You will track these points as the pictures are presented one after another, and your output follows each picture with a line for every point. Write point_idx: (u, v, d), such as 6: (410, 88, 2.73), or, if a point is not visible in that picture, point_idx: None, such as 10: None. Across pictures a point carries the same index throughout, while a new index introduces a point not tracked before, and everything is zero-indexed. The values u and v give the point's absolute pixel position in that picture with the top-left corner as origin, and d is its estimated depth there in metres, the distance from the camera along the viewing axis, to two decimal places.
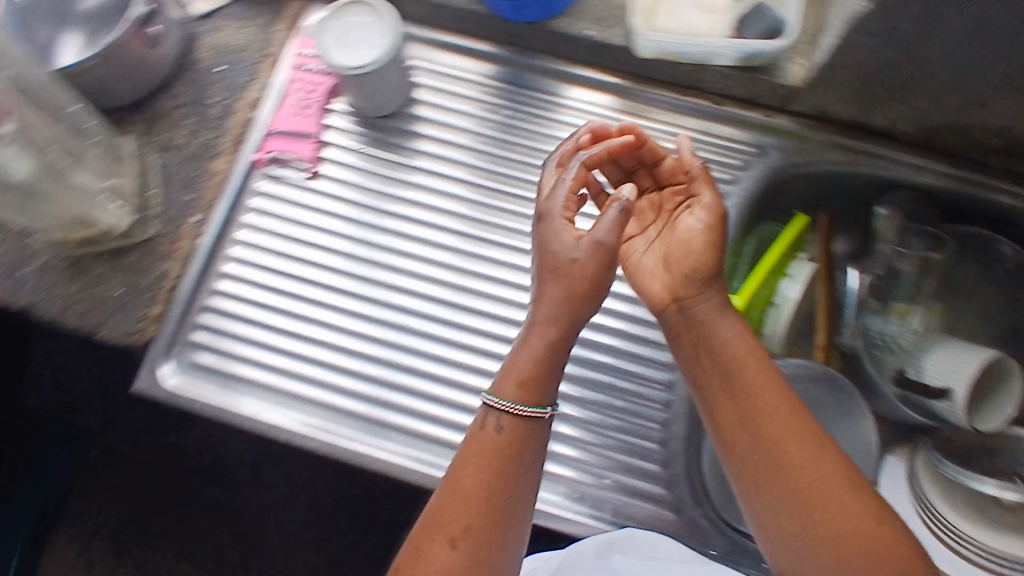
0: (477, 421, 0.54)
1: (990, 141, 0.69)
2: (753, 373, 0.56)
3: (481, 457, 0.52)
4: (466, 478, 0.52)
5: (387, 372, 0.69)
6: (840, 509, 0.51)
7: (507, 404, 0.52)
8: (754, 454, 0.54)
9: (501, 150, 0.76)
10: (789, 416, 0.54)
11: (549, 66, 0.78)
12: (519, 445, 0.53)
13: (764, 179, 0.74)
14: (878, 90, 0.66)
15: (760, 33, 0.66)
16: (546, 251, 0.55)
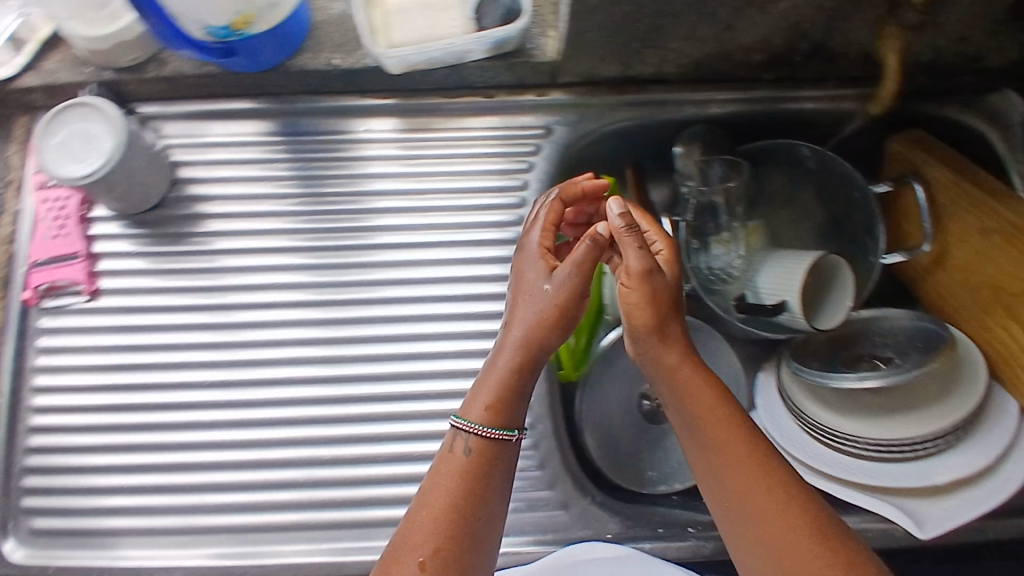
0: (449, 443, 0.56)
1: (753, 59, 0.68)
2: (721, 428, 0.55)
3: (451, 479, 0.54)
4: (436, 501, 0.53)
5: (234, 474, 0.65)
6: (800, 556, 0.50)
7: (477, 425, 0.55)
8: (727, 499, 0.54)
9: (291, 207, 0.72)
10: (759, 469, 0.54)
11: (316, 105, 0.74)
12: (484, 464, 0.55)
13: (557, 158, 0.74)
14: (627, 44, 0.65)
15: (498, 21, 0.64)
16: (533, 278, 0.62)
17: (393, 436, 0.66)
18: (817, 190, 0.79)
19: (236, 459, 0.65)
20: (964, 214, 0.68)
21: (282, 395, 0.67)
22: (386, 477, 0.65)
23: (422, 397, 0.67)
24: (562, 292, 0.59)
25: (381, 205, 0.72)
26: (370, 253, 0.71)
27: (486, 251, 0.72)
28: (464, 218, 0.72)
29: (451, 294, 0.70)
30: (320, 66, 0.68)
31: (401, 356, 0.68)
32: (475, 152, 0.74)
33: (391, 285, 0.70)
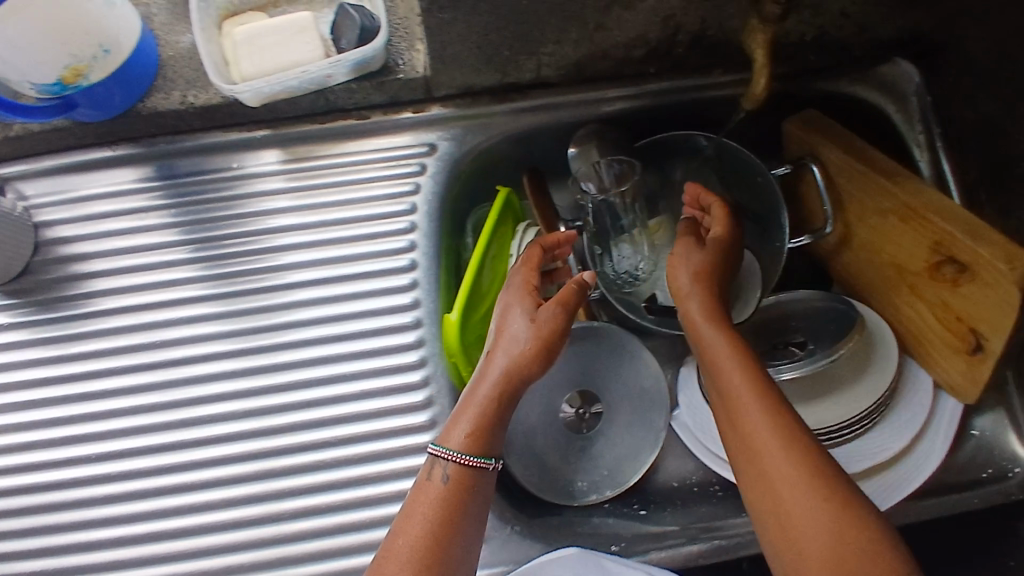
0: (424, 471, 0.56)
1: (633, 55, 0.66)
2: (736, 409, 0.54)
3: (427, 507, 0.54)
4: (412, 529, 0.53)
5: (133, 549, 0.61)
6: (809, 528, 0.48)
7: (455, 451, 0.56)
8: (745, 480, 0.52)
9: (172, 255, 0.68)
10: (770, 443, 0.52)
11: (187, 147, 0.70)
12: (462, 491, 0.55)
13: (446, 176, 0.70)
14: (497, 52, 0.62)
15: (355, 43, 0.60)
16: (509, 313, 0.63)
17: (304, 488, 0.62)
18: (721, 177, 0.76)
19: (130, 534, 0.61)
20: (860, 195, 0.66)
21: (177, 459, 0.63)
22: (294, 535, 0.61)
23: (321, 446, 0.63)
24: (542, 327, 0.62)
25: (266, 244, 0.69)
26: (260, 296, 0.67)
27: (377, 283, 0.68)
28: (352, 249, 0.68)
29: (345, 331, 0.66)
30: (173, 104, 0.64)
31: (293, 406, 0.64)
32: (358, 178, 0.70)
33: (280, 329, 0.66)
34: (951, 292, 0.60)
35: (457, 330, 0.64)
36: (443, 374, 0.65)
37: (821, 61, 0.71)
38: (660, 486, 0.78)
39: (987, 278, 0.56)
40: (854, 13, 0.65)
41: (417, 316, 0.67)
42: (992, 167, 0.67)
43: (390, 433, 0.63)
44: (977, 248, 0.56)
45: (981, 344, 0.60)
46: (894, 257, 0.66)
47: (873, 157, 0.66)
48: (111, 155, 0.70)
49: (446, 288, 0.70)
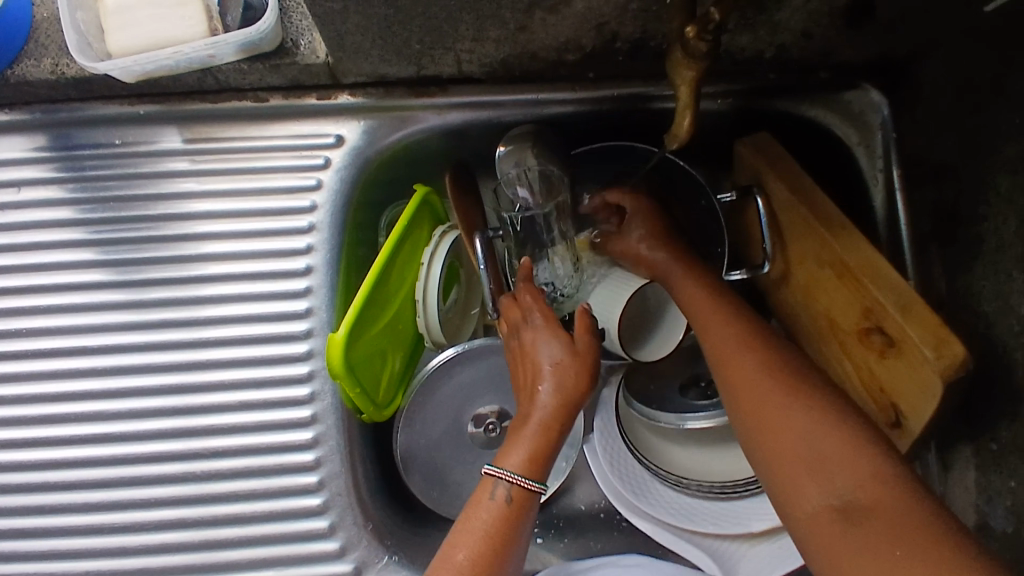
0: (485, 484, 0.53)
1: (565, 59, 0.58)
2: (727, 347, 0.54)
3: (497, 528, 0.51)
4: (473, 544, 0.50)
5: (6, 543, 0.61)
6: (801, 434, 0.48)
7: (516, 475, 0.53)
8: (739, 409, 0.52)
9: (60, 234, 0.63)
10: (762, 371, 0.51)
11: (73, 114, 0.64)
12: (527, 514, 0.53)
13: (354, 173, 0.64)
14: (406, 47, 0.54)
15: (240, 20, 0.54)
16: (540, 337, 0.58)
17: (180, 497, 0.61)
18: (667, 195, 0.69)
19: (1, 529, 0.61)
20: (801, 239, 0.61)
21: (54, 455, 0.61)
22: (164, 545, 0.60)
23: (198, 455, 0.61)
24: (581, 361, 0.57)
25: (171, 230, 0.63)
26: (143, 290, 0.63)
27: (266, 285, 0.63)
28: (245, 247, 0.63)
29: (232, 337, 0.62)
30: (45, 74, 0.57)
31: (192, 410, 0.62)
32: (256, 166, 0.64)
33: (161, 328, 0.62)
34: (875, 360, 0.56)
35: (342, 350, 0.58)
36: (333, 391, 0.63)
37: (779, 81, 0.63)
38: (566, 507, 0.72)
39: (913, 358, 0.52)
40: (818, 36, 0.57)
41: (310, 325, 0.63)
42: (947, 220, 0.61)
43: (269, 448, 0.62)
44: (909, 326, 0.52)
45: (901, 420, 0.56)
46: (824, 311, 0.60)
47: (815, 200, 0.59)
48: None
49: (345, 294, 0.65)
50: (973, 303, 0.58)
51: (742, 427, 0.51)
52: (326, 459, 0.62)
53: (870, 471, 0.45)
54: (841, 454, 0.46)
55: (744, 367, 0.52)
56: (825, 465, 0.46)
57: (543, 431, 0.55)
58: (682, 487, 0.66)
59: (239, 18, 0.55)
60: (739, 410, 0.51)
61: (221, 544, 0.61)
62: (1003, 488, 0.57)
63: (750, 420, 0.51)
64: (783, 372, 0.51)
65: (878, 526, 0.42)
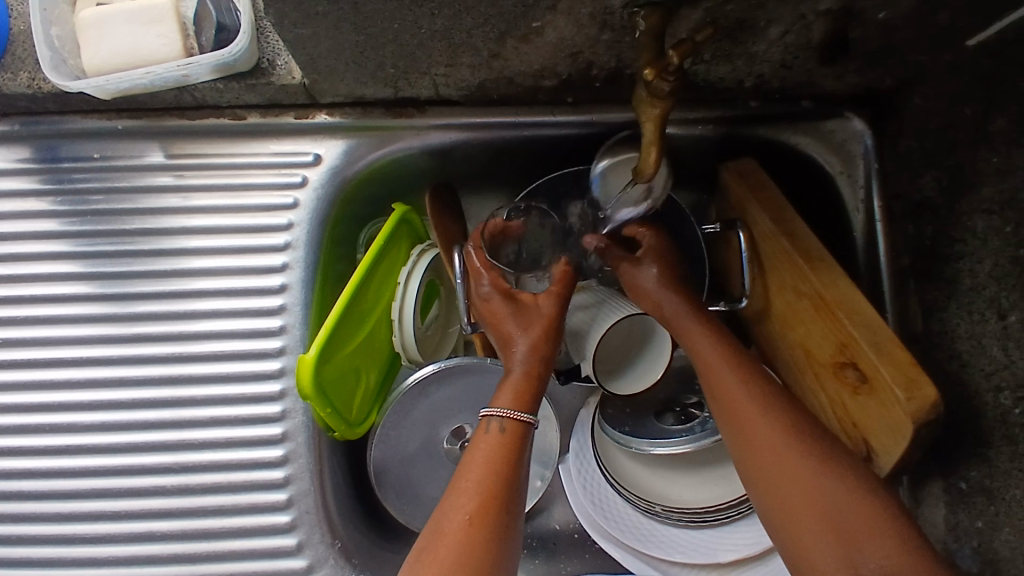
0: (483, 423, 0.53)
1: (542, 84, 0.58)
2: (742, 401, 0.53)
3: (493, 453, 0.51)
4: (480, 475, 0.49)
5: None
6: (826, 501, 0.47)
7: (506, 409, 0.53)
8: (756, 468, 0.50)
9: (39, 246, 0.64)
10: (778, 432, 0.50)
11: (56, 126, 0.64)
12: (523, 438, 0.52)
13: (332, 191, 0.64)
14: (381, 70, 0.55)
15: (214, 42, 0.55)
16: (495, 307, 0.59)
17: (152, 511, 0.61)
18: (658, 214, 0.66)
19: None
20: (779, 268, 0.60)
21: (26, 465, 0.62)
22: (135, 557, 0.61)
23: (168, 469, 0.61)
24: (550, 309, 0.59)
25: (153, 245, 0.64)
26: (120, 304, 0.63)
27: (241, 301, 0.63)
28: (221, 263, 0.63)
29: (206, 352, 0.63)
30: (22, 88, 0.58)
31: (166, 424, 0.62)
32: (234, 183, 0.64)
33: (137, 343, 0.63)
34: (849, 397, 0.55)
35: (313, 370, 0.58)
36: (305, 408, 0.63)
37: (761, 110, 0.63)
38: (539, 527, 0.72)
39: (885, 398, 0.52)
40: (797, 68, 0.56)
41: (283, 342, 0.63)
42: (923, 257, 0.61)
43: (239, 465, 0.61)
44: (883, 365, 0.51)
45: (869, 456, 0.55)
46: (799, 342, 0.60)
47: (795, 231, 0.59)
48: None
49: (320, 311, 0.65)
50: (948, 342, 0.58)
51: (760, 487, 0.50)
52: (296, 477, 0.62)
53: (895, 544, 0.44)
54: (866, 523, 0.46)
55: (758, 423, 0.51)
56: (852, 534, 0.45)
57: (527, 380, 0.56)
58: (649, 512, 0.66)
59: (213, 40, 0.55)
60: (759, 470, 0.50)
61: (190, 558, 0.61)
62: (971, 529, 0.57)
63: (771, 484, 0.49)
64: (803, 437, 0.50)
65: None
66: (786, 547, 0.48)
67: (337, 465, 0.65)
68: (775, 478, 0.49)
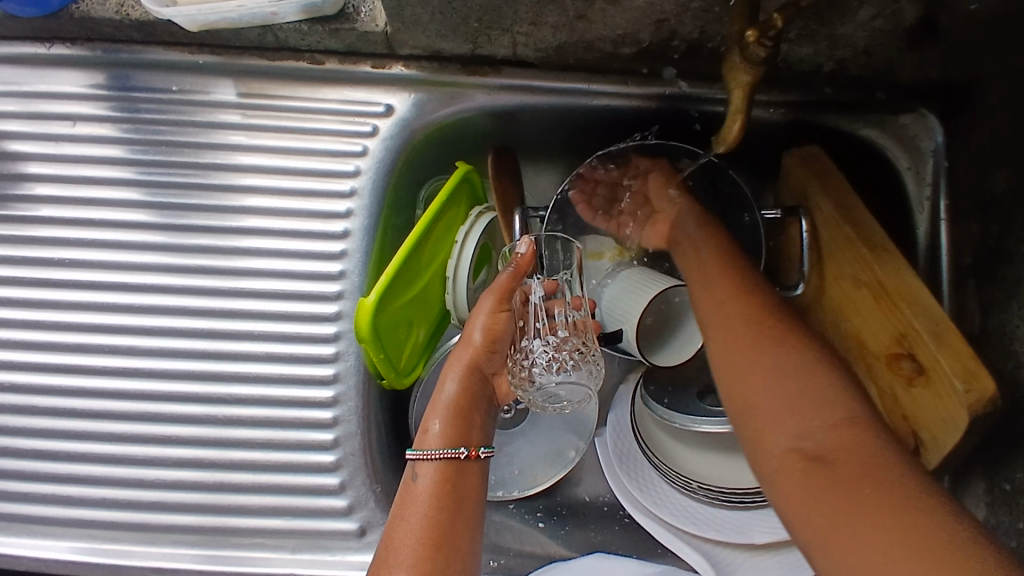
0: (407, 475, 0.52)
1: (621, 52, 0.58)
2: (724, 301, 0.56)
3: (406, 511, 0.49)
4: (410, 530, 0.48)
5: (30, 461, 0.64)
6: (774, 381, 0.49)
7: (429, 451, 0.52)
8: (723, 354, 0.53)
9: (109, 172, 0.65)
10: (751, 325, 0.53)
11: (133, 56, 0.65)
12: (441, 487, 0.51)
13: (400, 142, 0.65)
14: (465, 24, 0.56)
15: None
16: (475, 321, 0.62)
17: (200, 438, 0.63)
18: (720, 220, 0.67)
19: (31, 447, 0.64)
20: (840, 258, 0.59)
21: (81, 384, 0.64)
22: (181, 482, 0.63)
23: (219, 400, 0.63)
24: (485, 314, 0.59)
25: (220, 180, 0.65)
26: (183, 236, 0.64)
27: (302, 243, 0.64)
28: (284, 204, 0.64)
29: (262, 290, 0.64)
30: (109, 13, 0.61)
31: (220, 355, 0.63)
32: (304, 127, 0.65)
33: (196, 274, 0.64)
34: (900, 388, 0.54)
35: (372, 315, 0.58)
36: (357, 353, 0.64)
37: (835, 97, 0.63)
38: (570, 496, 0.71)
39: (940, 389, 0.52)
40: (880, 54, 0.56)
41: (341, 288, 0.64)
42: (986, 257, 0.61)
43: (288, 402, 0.63)
44: (943, 356, 0.52)
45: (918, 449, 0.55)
46: (849, 333, 0.59)
47: (860, 218, 0.59)
48: (53, 55, 0.66)
49: (378, 262, 0.66)
50: (1005, 343, 0.58)
51: (722, 371, 0.53)
52: (344, 419, 0.63)
53: (839, 421, 0.46)
54: (809, 398, 0.48)
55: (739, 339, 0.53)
56: (792, 411, 0.48)
57: (440, 404, 0.56)
58: (686, 490, 0.66)
59: None
60: (726, 353, 0.53)
61: (234, 488, 0.62)
62: (1010, 529, 0.57)
63: (734, 366, 0.52)
64: (775, 329, 0.53)
65: (849, 472, 0.43)
66: (740, 423, 0.50)
67: (383, 414, 0.66)
68: (736, 363, 0.52)
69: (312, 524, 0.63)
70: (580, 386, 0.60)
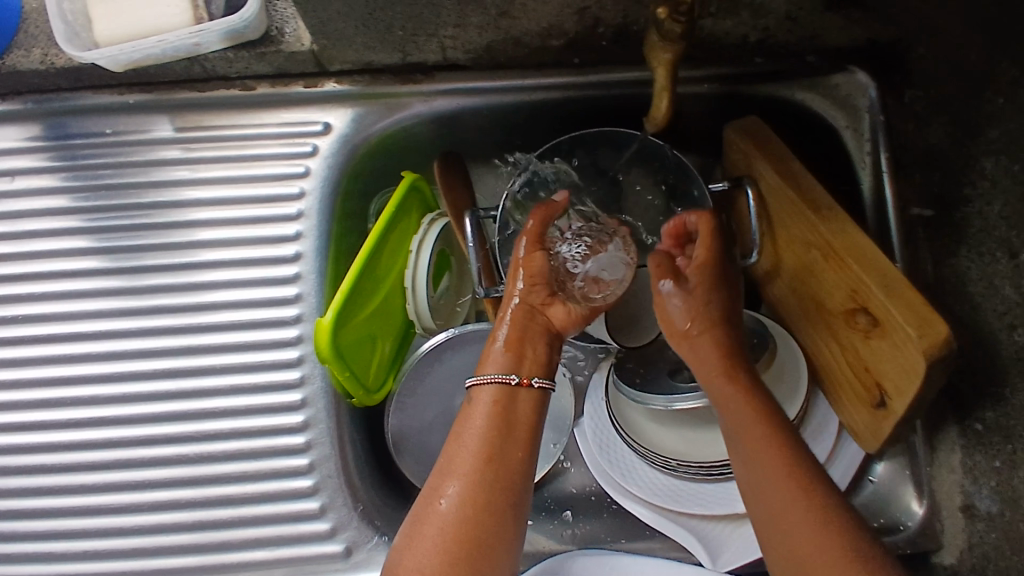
0: (468, 398, 0.55)
1: (549, 44, 0.59)
2: (760, 452, 0.51)
3: (466, 429, 0.52)
4: (467, 446, 0.51)
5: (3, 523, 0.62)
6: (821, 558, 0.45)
7: (493, 375, 0.54)
8: (763, 513, 0.50)
9: (54, 222, 0.64)
10: (794, 488, 0.49)
11: (67, 104, 0.65)
12: (499, 409, 0.52)
13: (343, 159, 0.65)
14: (391, 32, 0.56)
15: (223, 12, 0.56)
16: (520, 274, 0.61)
17: (175, 479, 0.62)
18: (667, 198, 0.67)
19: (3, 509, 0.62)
20: (787, 222, 0.61)
21: (49, 439, 0.62)
22: (159, 525, 0.61)
23: (191, 438, 0.62)
24: (519, 258, 0.59)
25: (167, 218, 0.64)
26: (134, 278, 0.64)
27: (256, 271, 0.64)
28: (233, 234, 0.64)
29: (221, 322, 0.63)
30: (35, 64, 0.60)
31: (186, 393, 0.62)
32: (244, 154, 0.64)
33: (153, 314, 0.63)
34: (861, 341, 0.56)
35: (331, 335, 0.58)
36: (323, 374, 0.63)
37: (766, 66, 0.64)
38: (557, 491, 0.71)
39: (897, 337, 0.52)
40: (802, 19, 0.58)
41: (299, 310, 0.64)
42: (933, 205, 0.62)
43: (260, 431, 0.62)
44: (894, 308, 0.52)
45: (885, 400, 0.56)
46: (811, 294, 0.61)
47: (802, 182, 0.59)
48: None
49: (335, 280, 0.65)
50: (960, 286, 0.59)
51: (767, 536, 0.49)
52: (317, 442, 0.62)
53: None
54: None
55: (767, 467, 0.50)
56: None
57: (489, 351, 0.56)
58: (667, 469, 0.66)
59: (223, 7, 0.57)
60: (766, 512, 0.49)
61: (214, 524, 0.61)
62: (988, 469, 0.58)
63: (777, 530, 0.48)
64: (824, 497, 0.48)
65: None
66: None
67: (357, 432, 0.65)
68: (778, 528, 0.48)
69: (297, 552, 0.61)
70: (615, 251, 0.62)
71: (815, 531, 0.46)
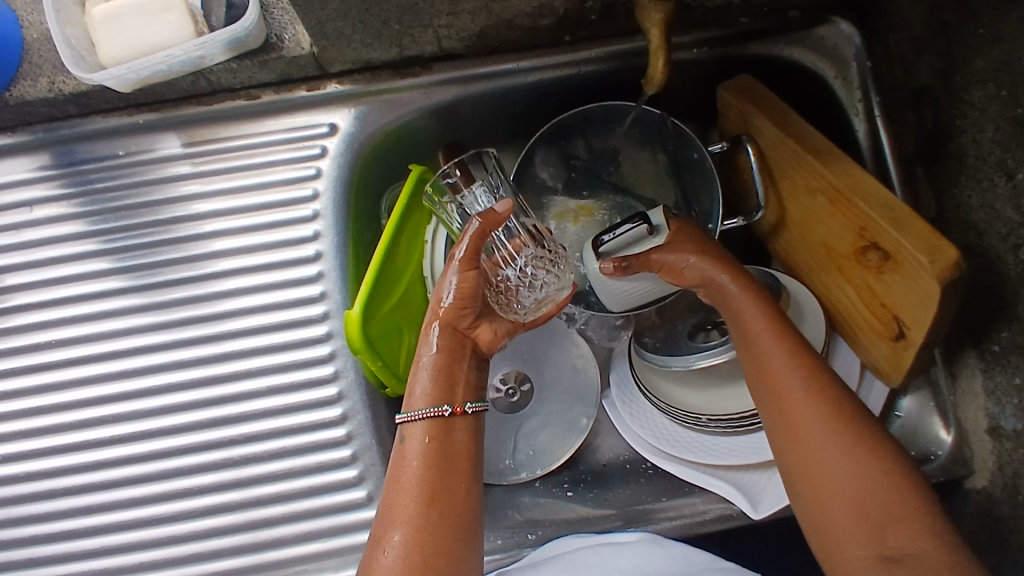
0: (399, 437, 0.53)
1: (540, 24, 0.60)
2: (786, 382, 0.53)
3: (400, 473, 0.50)
4: (406, 489, 0.49)
5: (54, 545, 0.62)
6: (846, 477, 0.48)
7: (421, 410, 0.52)
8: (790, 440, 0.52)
9: (77, 247, 0.66)
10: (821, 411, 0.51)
11: (77, 131, 0.66)
12: (433, 447, 0.51)
13: (351, 158, 0.66)
14: (386, 28, 0.57)
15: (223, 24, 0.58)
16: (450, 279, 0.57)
17: (222, 482, 0.63)
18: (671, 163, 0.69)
19: (54, 531, 0.63)
20: (789, 172, 0.62)
21: (93, 457, 0.64)
22: (210, 530, 0.62)
23: (232, 442, 0.63)
24: (452, 272, 0.55)
25: (186, 231, 0.66)
26: (160, 293, 0.65)
27: (278, 274, 0.65)
28: (252, 240, 0.66)
29: (251, 327, 0.65)
30: (43, 93, 0.62)
31: (222, 398, 0.64)
32: (255, 162, 0.66)
33: (182, 326, 0.65)
34: (874, 277, 0.58)
35: (360, 326, 0.60)
36: (354, 366, 0.65)
37: (752, 25, 0.65)
38: (591, 462, 0.72)
39: (909, 267, 0.53)
40: None
41: (326, 308, 0.65)
42: (928, 142, 0.64)
43: (300, 428, 0.64)
44: (903, 239, 0.53)
45: (903, 331, 0.57)
46: (819, 239, 0.62)
47: (801, 131, 0.61)
48: None
49: (357, 276, 0.67)
50: (963, 217, 0.61)
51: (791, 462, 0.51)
52: (356, 433, 0.64)
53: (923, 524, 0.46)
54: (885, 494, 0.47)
55: (803, 400, 0.52)
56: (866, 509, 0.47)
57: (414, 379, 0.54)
58: (699, 426, 0.67)
59: (223, 18, 0.59)
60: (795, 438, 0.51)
61: (264, 523, 0.62)
62: (1009, 388, 0.59)
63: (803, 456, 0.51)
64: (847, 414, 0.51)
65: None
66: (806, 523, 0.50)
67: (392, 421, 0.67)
68: (805, 451, 0.50)
69: (347, 542, 0.63)
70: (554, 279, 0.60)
71: (843, 448, 0.49)
